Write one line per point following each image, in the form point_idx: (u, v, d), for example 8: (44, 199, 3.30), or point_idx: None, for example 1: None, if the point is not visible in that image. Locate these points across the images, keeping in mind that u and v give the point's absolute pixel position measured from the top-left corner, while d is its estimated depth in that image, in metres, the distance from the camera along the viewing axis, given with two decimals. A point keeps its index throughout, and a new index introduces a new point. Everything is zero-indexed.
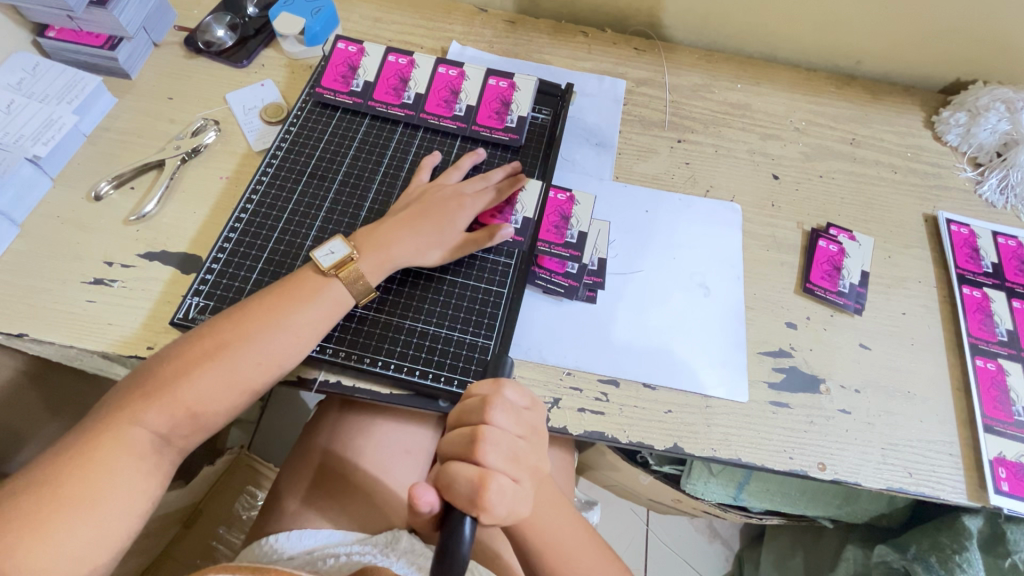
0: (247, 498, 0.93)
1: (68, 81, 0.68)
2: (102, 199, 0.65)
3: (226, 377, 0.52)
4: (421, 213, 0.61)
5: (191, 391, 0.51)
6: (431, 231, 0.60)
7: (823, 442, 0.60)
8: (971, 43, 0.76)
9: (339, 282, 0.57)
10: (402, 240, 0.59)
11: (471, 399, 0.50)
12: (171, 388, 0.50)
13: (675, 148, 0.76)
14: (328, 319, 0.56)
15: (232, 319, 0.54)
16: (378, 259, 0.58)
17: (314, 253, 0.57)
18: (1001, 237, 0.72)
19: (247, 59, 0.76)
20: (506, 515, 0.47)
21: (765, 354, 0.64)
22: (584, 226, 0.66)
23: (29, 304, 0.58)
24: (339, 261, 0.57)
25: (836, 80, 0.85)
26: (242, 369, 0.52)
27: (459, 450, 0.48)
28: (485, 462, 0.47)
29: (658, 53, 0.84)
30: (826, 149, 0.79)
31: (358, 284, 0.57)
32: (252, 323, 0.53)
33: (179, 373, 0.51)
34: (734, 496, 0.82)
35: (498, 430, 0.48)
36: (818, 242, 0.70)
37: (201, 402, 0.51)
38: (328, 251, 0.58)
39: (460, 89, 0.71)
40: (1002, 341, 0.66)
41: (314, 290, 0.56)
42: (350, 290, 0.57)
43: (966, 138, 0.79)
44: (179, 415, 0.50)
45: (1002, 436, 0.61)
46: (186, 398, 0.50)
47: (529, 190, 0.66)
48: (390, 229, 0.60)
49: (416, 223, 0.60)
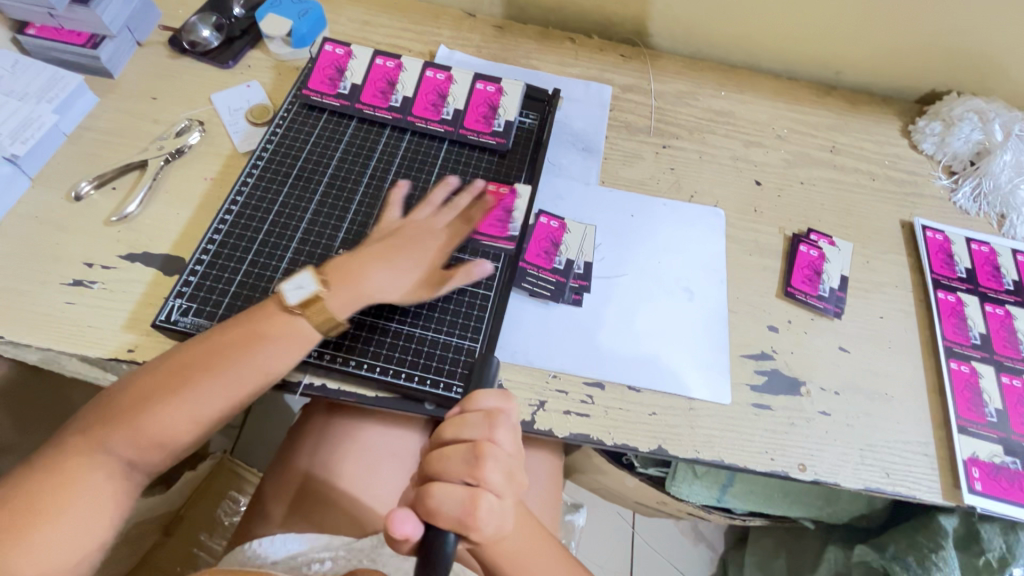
0: (229, 504, 0.92)
1: (48, 80, 0.67)
2: (83, 199, 0.64)
3: (182, 412, 0.51)
4: (397, 248, 0.61)
5: (166, 415, 0.51)
6: (404, 264, 0.60)
7: (804, 444, 0.61)
8: (945, 54, 0.78)
9: (305, 319, 0.55)
10: (377, 274, 0.59)
11: (474, 413, 0.47)
12: (146, 410, 0.51)
13: (660, 153, 0.78)
14: (297, 349, 0.55)
15: (201, 345, 0.53)
16: (351, 295, 0.57)
17: (282, 287, 0.56)
18: (975, 243, 0.74)
19: (233, 60, 0.75)
20: (491, 534, 0.46)
21: (747, 356, 0.65)
22: (571, 253, 0.67)
23: (5, 306, 0.57)
24: (307, 298, 0.56)
25: (817, 89, 0.87)
26: (214, 394, 0.52)
27: (454, 467, 0.46)
28: (482, 479, 0.45)
29: (644, 60, 0.85)
30: (807, 156, 0.80)
31: (325, 319, 0.56)
32: (223, 351, 0.53)
33: (151, 394, 0.51)
34: (717, 498, 0.83)
35: (500, 447, 0.47)
36: (799, 247, 0.72)
37: (176, 426, 0.51)
38: (296, 285, 0.57)
39: (448, 92, 0.71)
40: (975, 344, 0.67)
41: (282, 326, 0.55)
42: (316, 325, 0.55)
43: (941, 147, 0.81)
44: (151, 437, 0.51)
45: (976, 436, 0.62)
46: (144, 431, 0.50)
47: (525, 196, 0.67)
48: (363, 263, 0.59)
49: (387, 257, 0.60)
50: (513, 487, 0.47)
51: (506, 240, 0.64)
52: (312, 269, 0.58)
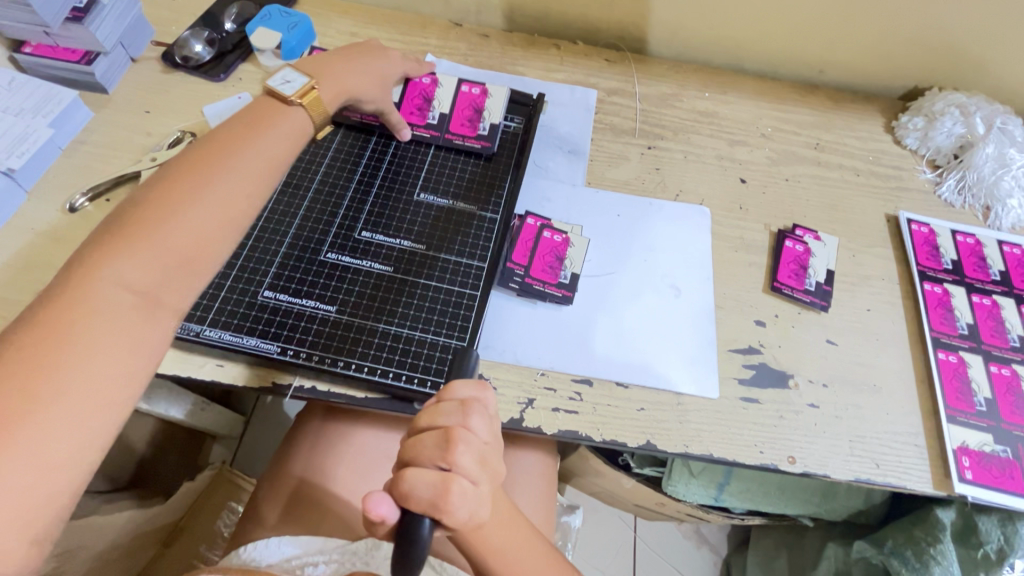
0: (227, 515, 0.93)
1: (44, 95, 0.69)
2: (77, 211, 0.65)
3: (187, 222, 0.46)
4: (359, 57, 0.66)
5: (183, 221, 0.46)
6: (365, 68, 0.66)
7: (793, 436, 0.61)
8: (924, 50, 0.80)
9: (303, 106, 0.58)
10: (349, 75, 0.64)
11: (449, 402, 0.47)
12: (153, 234, 0.45)
13: (645, 154, 0.79)
14: (290, 144, 0.57)
15: (195, 154, 0.51)
16: (334, 88, 0.62)
17: (270, 81, 0.58)
18: (960, 234, 0.75)
19: (224, 73, 0.77)
20: (466, 519, 0.44)
21: (735, 351, 0.65)
22: (577, 267, 0.67)
23: (1, 316, 0.58)
24: (302, 88, 0.59)
25: (800, 88, 0.88)
26: (228, 194, 0.49)
27: (427, 451, 0.44)
28: (454, 462, 0.44)
29: (628, 63, 0.87)
30: (792, 153, 0.81)
31: (320, 110, 0.60)
32: (220, 152, 0.51)
33: (160, 211, 0.46)
34: (715, 496, 0.83)
35: (474, 434, 0.45)
36: (785, 242, 0.72)
37: (195, 229, 0.47)
38: (285, 80, 0.59)
39: (433, 97, 0.73)
40: (962, 334, 0.68)
41: (279, 112, 0.57)
42: (312, 115, 0.59)
43: (924, 142, 0.82)
44: (174, 256, 0.45)
45: (965, 426, 0.62)
46: (151, 253, 0.44)
47: (445, 85, 0.73)
48: (336, 66, 0.64)
49: (354, 62, 0.65)
50: (489, 474, 0.46)
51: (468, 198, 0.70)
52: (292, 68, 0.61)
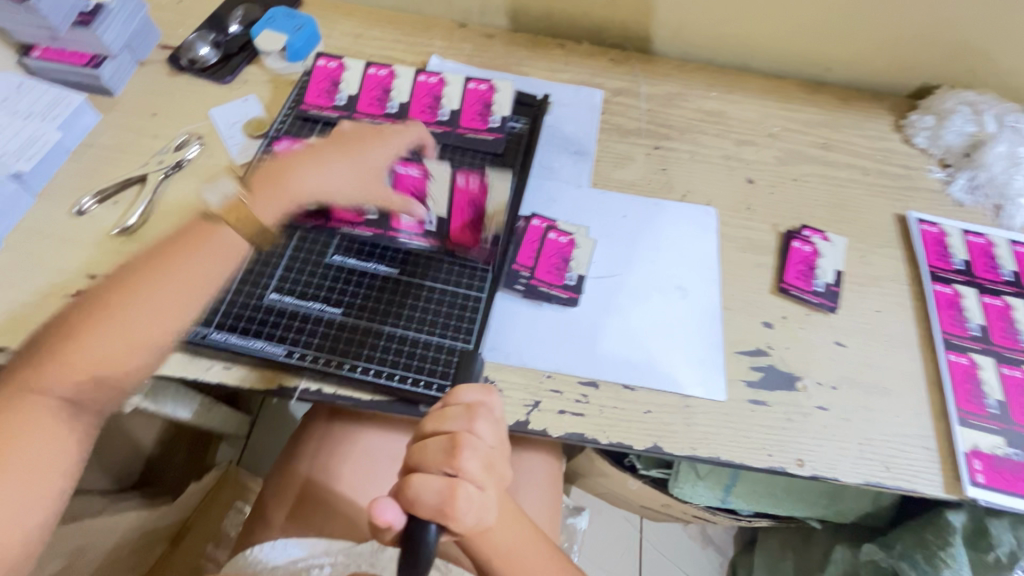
0: (235, 514, 0.93)
1: (52, 99, 0.69)
2: (85, 214, 0.66)
3: (118, 330, 0.51)
4: (336, 151, 0.63)
5: (79, 353, 0.50)
6: (335, 168, 0.62)
7: (801, 439, 0.61)
8: (933, 48, 0.79)
9: (233, 228, 0.57)
10: (307, 178, 0.61)
11: (455, 406, 0.47)
12: (60, 355, 0.50)
13: (651, 155, 0.78)
14: (217, 263, 0.56)
15: (115, 281, 0.53)
16: (273, 196, 0.60)
17: (206, 197, 0.59)
18: (971, 235, 0.74)
19: (230, 75, 0.78)
20: (473, 525, 0.44)
21: (742, 353, 0.65)
22: (583, 268, 0.67)
23: (10, 318, 0.58)
24: (229, 203, 0.58)
25: (808, 86, 0.87)
26: (134, 321, 0.51)
27: (433, 457, 0.45)
28: (462, 469, 0.44)
29: (633, 63, 0.86)
30: (799, 153, 0.81)
31: (251, 225, 0.58)
32: (144, 276, 0.53)
33: (58, 343, 0.50)
34: (722, 498, 0.82)
35: (480, 439, 0.45)
36: (792, 243, 0.72)
37: (96, 363, 0.50)
38: (219, 191, 0.59)
39: (428, 174, 0.65)
40: (974, 336, 0.67)
41: (205, 234, 0.56)
42: (240, 233, 0.57)
43: (934, 141, 0.81)
44: (70, 380, 0.49)
45: (977, 429, 0.62)
46: (82, 360, 0.50)
47: (451, 83, 0.73)
48: (294, 166, 0.61)
49: (318, 165, 0.62)
50: (496, 480, 0.46)
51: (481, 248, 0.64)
52: (235, 178, 0.61)
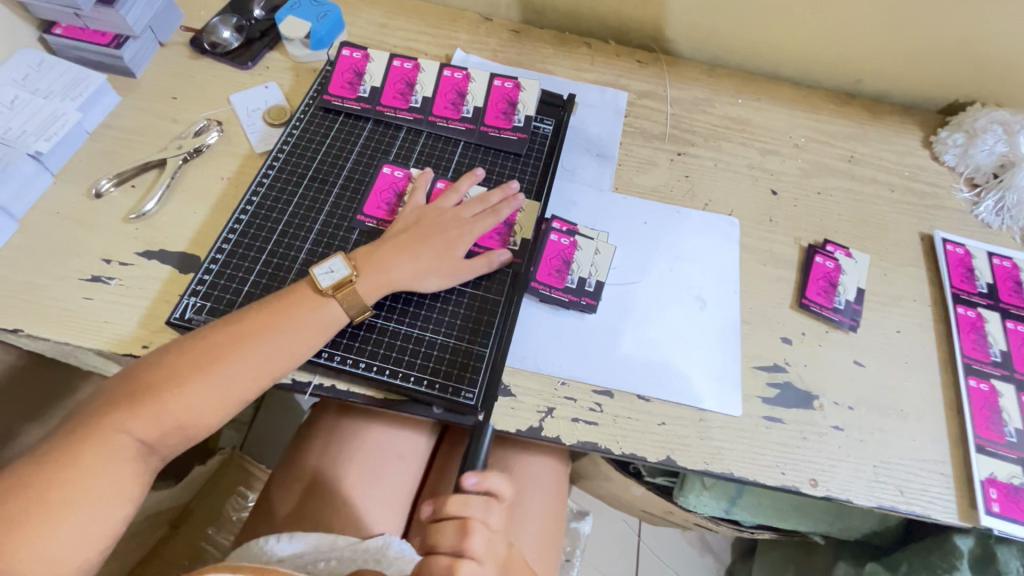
0: (237, 499, 0.92)
1: (72, 79, 0.68)
2: (102, 196, 0.65)
3: (217, 388, 0.52)
4: (422, 238, 0.61)
5: (179, 399, 0.51)
6: (426, 255, 0.60)
7: (816, 459, 0.60)
8: (968, 65, 0.77)
9: (335, 301, 0.56)
10: (403, 261, 0.59)
11: (477, 492, 0.49)
12: (156, 399, 0.50)
13: (675, 161, 0.77)
14: (319, 336, 0.55)
15: (222, 329, 0.53)
16: (376, 281, 0.58)
17: (314, 269, 0.57)
18: (996, 257, 0.72)
19: (252, 61, 0.76)
20: None
21: (760, 368, 0.64)
22: (602, 275, 0.66)
23: (26, 299, 0.58)
24: (338, 282, 0.57)
25: (836, 98, 0.86)
26: (230, 380, 0.52)
27: (444, 537, 0.49)
28: (466, 553, 0.48)
29: (660, 66, 0.85)
30: (824, 165, 0.79)
31: (356, 303, 0.57)
32: (251, 334, 0.53)
33: (164, 383, 0.51)
34: (726, 509, 0.80)
35: (490, 527, 0.50)
36: (815, 258, 0.70)
37: (189, 409, 0.51)
38: (328, 269, 0.57)
39: (513, 222, 0.66)
40: (995, 361, 0.66)
41: (310, 311, 0.55)
42: (346, 309, 0.56)
43: (964, 159, 0.79)
44: (168, 423, 0.51)
45: (994, 457, 0.61)
46: (175, 407, 0.51)
47: (478, 80, 0.72)
48: (389, 250, 0.60)
49: (411, 248, 0.60)
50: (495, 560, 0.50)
51: (564, 291, 0.64)
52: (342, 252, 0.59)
